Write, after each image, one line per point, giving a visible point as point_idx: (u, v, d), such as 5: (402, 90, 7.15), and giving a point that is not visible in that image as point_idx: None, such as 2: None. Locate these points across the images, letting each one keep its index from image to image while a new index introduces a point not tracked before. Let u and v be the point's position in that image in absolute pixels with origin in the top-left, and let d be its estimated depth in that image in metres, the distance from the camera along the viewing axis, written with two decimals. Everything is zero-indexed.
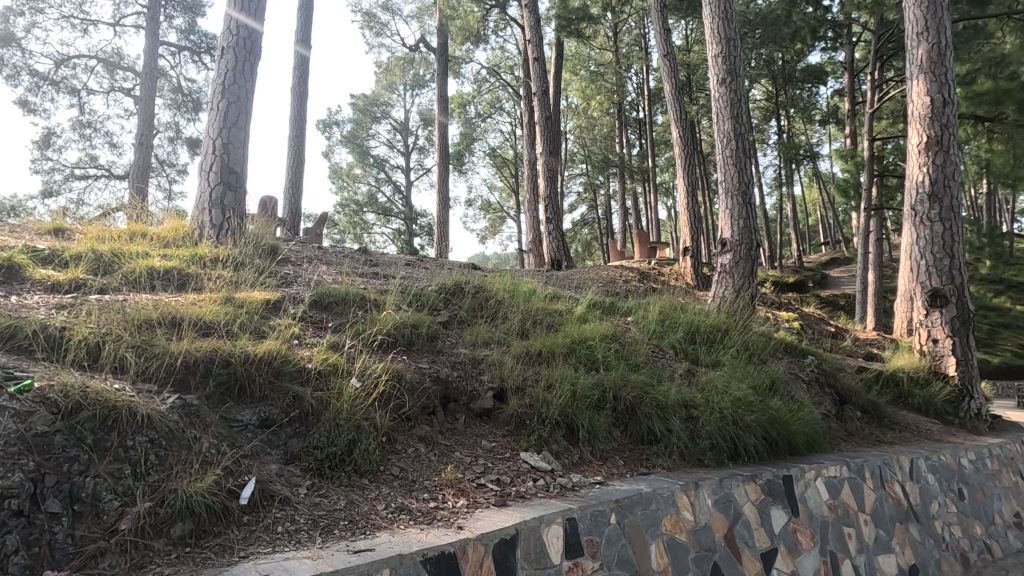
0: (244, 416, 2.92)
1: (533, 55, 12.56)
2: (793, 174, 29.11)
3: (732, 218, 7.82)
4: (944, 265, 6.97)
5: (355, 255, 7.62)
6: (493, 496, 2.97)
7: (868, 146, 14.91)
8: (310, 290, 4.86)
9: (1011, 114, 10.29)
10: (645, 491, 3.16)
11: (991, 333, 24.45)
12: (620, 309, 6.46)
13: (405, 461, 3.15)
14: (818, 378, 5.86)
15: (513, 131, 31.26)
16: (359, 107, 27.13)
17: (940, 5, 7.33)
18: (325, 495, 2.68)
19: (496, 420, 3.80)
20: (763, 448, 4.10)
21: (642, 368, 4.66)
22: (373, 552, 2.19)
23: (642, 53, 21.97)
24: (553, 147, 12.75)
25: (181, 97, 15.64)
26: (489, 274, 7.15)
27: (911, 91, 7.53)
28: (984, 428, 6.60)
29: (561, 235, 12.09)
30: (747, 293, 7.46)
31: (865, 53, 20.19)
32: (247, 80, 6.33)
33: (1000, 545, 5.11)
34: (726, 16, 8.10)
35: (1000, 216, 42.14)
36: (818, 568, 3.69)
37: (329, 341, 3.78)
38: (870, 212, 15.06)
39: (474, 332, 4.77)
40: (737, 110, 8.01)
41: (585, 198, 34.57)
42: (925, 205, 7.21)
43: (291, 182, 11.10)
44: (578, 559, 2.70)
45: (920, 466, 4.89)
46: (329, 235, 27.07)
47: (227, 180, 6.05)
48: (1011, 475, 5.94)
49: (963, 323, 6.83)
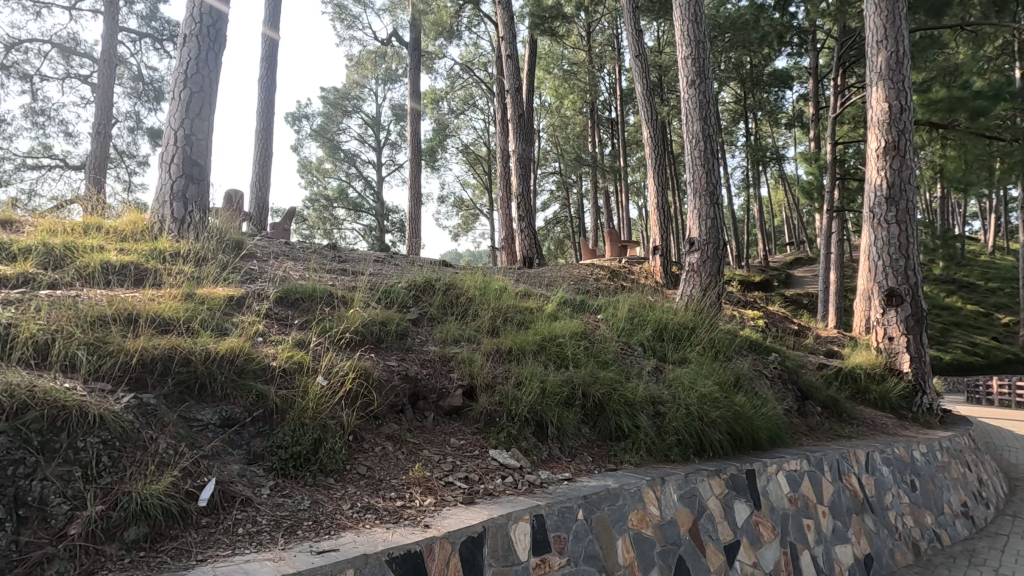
0: (204, 415, 2.84)
1: (507, 52, 12.54)
2: (760, 176, 29.83)
3: (700, 218, 7.96)
4: (900, 265, 7.25)
5: (324, 251, 7.48)
6: (461, 494, 2.95)
7: (830, 151, 15.44)
8: (275, 287, 4.75)
9: (964, 121, 10.73)
10: (612, 488, 3.19)
11: (943, 331, 25.55)
12: (590, 306, 6.52)
13: (373, 459, 3.12)
14: (781, 374, 6.03)
15: (486, 128, 31.19)
16: (330, 100, 26.67)
17: (898, 14, 7.60)
18: (288, 495, 2.63)
19: (464, 418, 3.79)
20: (728, 444, 4.19)
21: (610, 365, 4.70)
22: (337, 552, 2.16)
23: (615, 53, 22.20)
24: (526, 145, 12.76)
25: (142, 86, 15.08)
26: (460, 272, 7.12)
27: (871, 97, 7.80)
28: (936, 422, 6.89)
29: (533, 233, 12.11)
30: (714, 292, 7.61)
31: (828, 59, 20.82)
32: (211, 69, 6.12)
33: (948, 533, 5.34)
34: (695, 18, 8.23)
35: (952, 220, 44.05)
36: (778, 559, 3.79)
37: (294, 339, 3.71)
38: (831, 214, 15.56)
39: (444, 330, 4.74)
40: (706, 111, 8.14)
41: (558, 197, 34.76)
42: (882, 207, 7.47)
43: (257, 176, 10.82)
44: (545, 556, 2.71)
45: (876, 458, 5.08)
46: (297, 230, 26.51)
47: (189, 173, 5.87)
48: (959, 467, 6.21)
49: (916, 321, 7.12)
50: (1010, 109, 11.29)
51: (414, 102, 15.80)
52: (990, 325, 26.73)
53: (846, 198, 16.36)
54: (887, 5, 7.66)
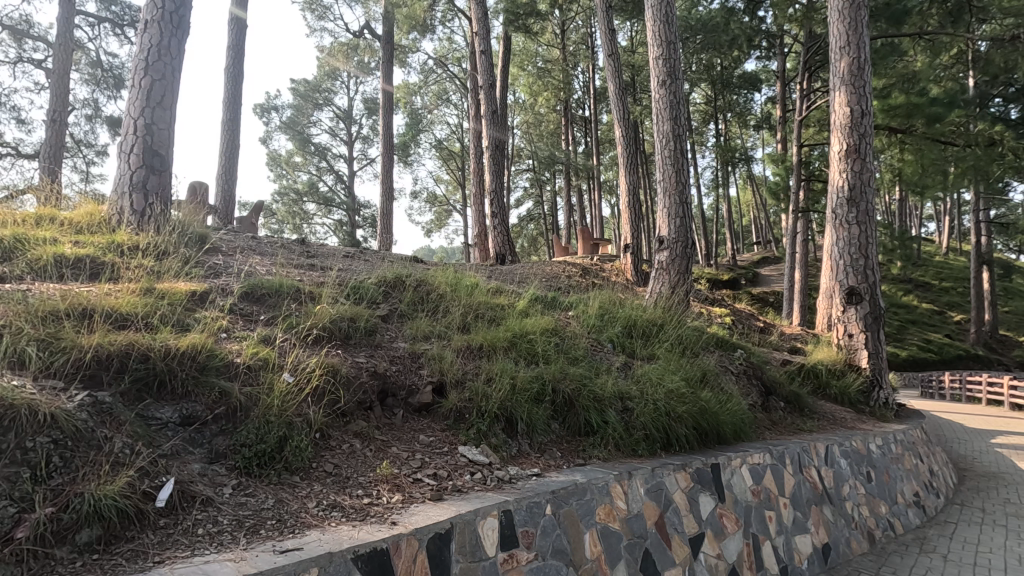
0: (164, 413, 2.77)
1: (480, 47, 12.49)
2: (728, 176, 30.50)
3: (669, 216, 8.10)
4: (859, 265, 7.52)
5: (292, 246, 7.35)
6: (429, 490, 2.94)
7: (796, 153, 15.92)
8: (240, 282, 4.64)
9: (920, 127, 11.15)
10: (580, 482, 3.23)
11: (900, 329, 26.54)
12: (561, 303, 6.57)
13: (340, 456, 3.08)
14: (746, 370, 6.18)
15: (460, 124, 31.07)
16: (301, 92, 26.08)
17: (860, 22, 7.83)
18: (252, 494, 2.57)
19: (434, 415, 3.78)
20: (694, 438, 4.28)
21: (580, 361, 4.74)
22: (301, 551, 2.12)
23: (589, 52, 22.40)
24: (499, 142, 12.75)
25: (101, 72, 14.51)
26: (432, 268, 7.09)
27: (834, 101, 8.03)
28: (891, 416, 7.16)
29: (506, 230, 12.09)
30: (683, 289, 7.76)
31: (795, 64, 21.33)
32: (174, 56, 5.91)
33: (901, 522, 5.56)
34: (667, 19, 8.31)
35: (909, 221, 45.75)
36: (740, 550, 3.89)
37: (259, 335, 3.64)
38: (797, 214, 15.98)
39: (414, 326, 4.71)
40: (676, 111, 8.27)
41: (532, 194, 34.93)
42: (844, 208, 7.73)
43: (224, 166, 10.53)
44: (512, 551, 2.73)
45: (834, 451, 5.25)
46: (265, 225, 25.94)
47: (150, 163, 5.68)
48: (912, 458, 6.48)
49: (874, 319, 7.39)
50: (963, 116, 11.78)
51: (386, 96, 15.60)
52: (943, 322, 27.92)
53: (811, 199, 16.81)
54: (851, 13, 7.89)
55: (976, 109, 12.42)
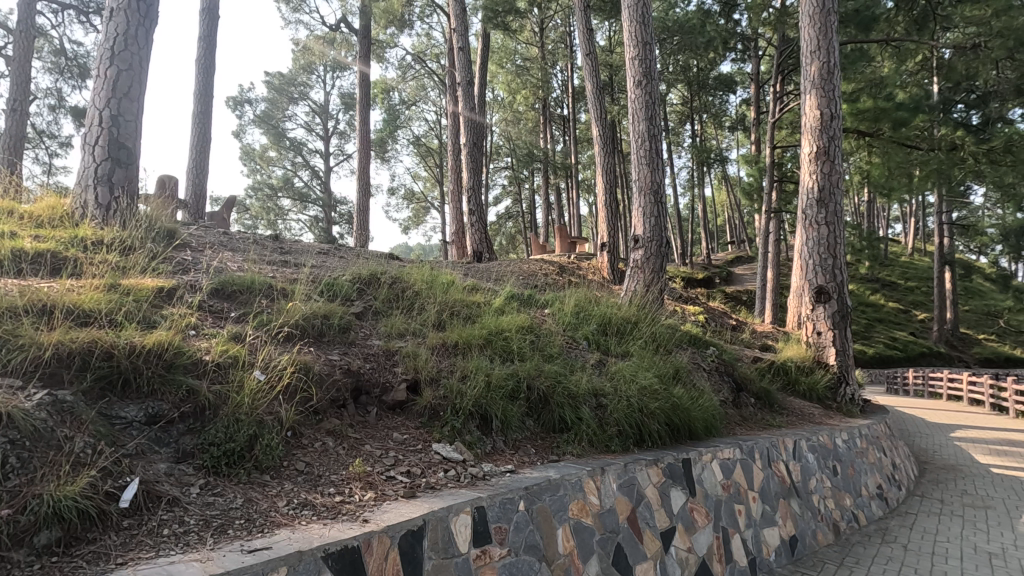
0: (128, 412, 2.70)
1: (458, 44, 12.43)
2: (703, 176, 30.97)
3: (644, 215, 8.20)
4: (828, 265, 7.72)
5: (265, 242, 7.23)
6: (402, 488, 2.93)
7: (769, 154, 16.26)
8: (210, 278, 4.55)
9: (887, 130, 11.48)
10: (553, 478, 3.25)
11: (868, 327, 27.32)
12: (537, 301, 6.60)
13: (312, 455, 3.05)
14: (718, 367, 6.30)
15: (438, 120, 30.93)
16: (275, 85, 25.60)
17: (830, 27, 8.02)
18: (220, 494, 2.53)
19: (408, 412, 3.76)
20: (666, 434, 4.35)
21: (555, 359, 4.77)
22: (269, 551, 2.10)
23: (567, 51, 22.51)
24: (478, 140, 12.72)
25: (64, 60, 14.00)
26: (408, 265, 7.05)
27: (805, 104, 8.21)
28: (857, 411, 7.37)
29: (483, 227, 12.07)
30: (657, 288, 7.86)
31: (768, 65, 21.72)
32: (142, 46, 5.74)
33: (865, 514, 5.74)
34: (643, 19, 8.38)
35: (876, 222, 47.06)
36: (710, 544, 3.97)
37: (229, 332, 3.57)
38: (769, 214, 16.32)
39: (389, 323, 4.68)
40: (652, 111, 8.37)
41: (510, 192, 35.00)
42: (814, 209, 7.92)
43: (195, 161, 10.29)
44: (485, 547, 2.74)
45: (802, 446, 5.37)
46: (239, 220, 25.43)
47: (116, 156, 5.53)
48: (876, 452, 6.68)
49: (842, 317, 7.60)
50: (927, 120, 12.18)
51: (363, 91, 15.41)
52: (909, 321, 28.83)
53: (783, 200, 17.17)
54: (821, 18, 8.08)
55: (939, 114, 12.85)
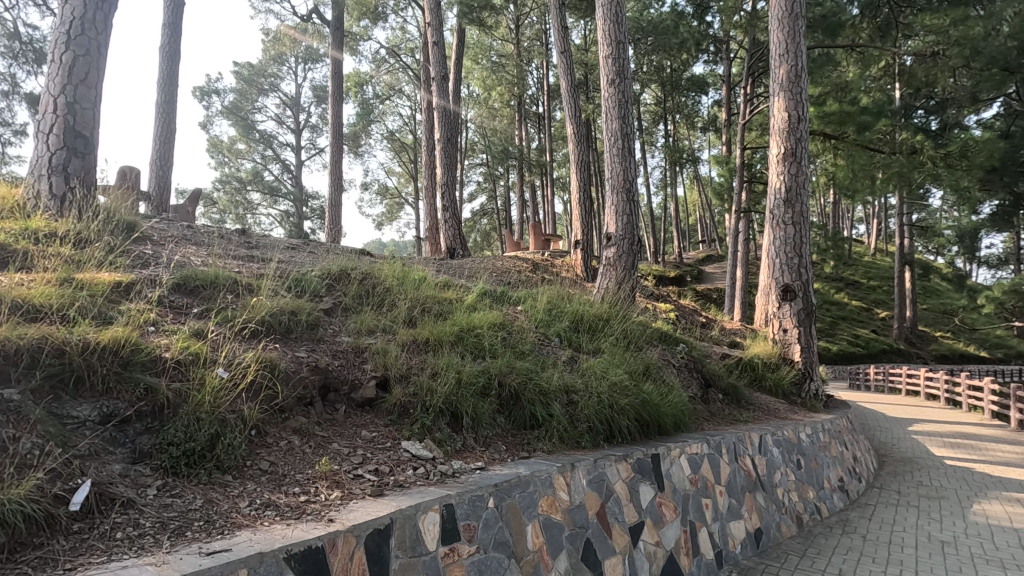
0: (80, 412, 2.60)
1: (433, 38, 12.32)
2: (676, 176, 31.41)
3: (616, 213, 8.26)
4: (794, 264, 7.90)
5: (231, 236, 7.05)
6: (369, 486, 2.89)
7: (739, 155, 16.59)
8: (172, 272, 4.42)
9: (852, 134, 11.81)
10: (523, 474, 3.24)
11: (832, 324, 28.11)
12: (510, 297, 6.59)
13: (276, 454, 2.98)
14: (687, 363, 6.40)
15: (413, 115, 30.65)
16: (244, 76, 24.91)
17: (798, 31, 8.18)
18: (178, 495, 2.46)
19: (378, 410, 3.71)
20: (636, 429, 4.40)
21: (527, 355, 4.77)
22: (228, 552, 2.04)
23: (543, 49, 22.54)
24: (452, 136, 12.63)
25: (18, 45, 13.36)
26: (379, 261, 6.96)
27: (774, 106, 8.38)
28: (820, 406, 7.59)
29: (457, 224, 12.00)
30: (628, 285, 7.94)
31: (740, 67, 22.10)
32: (100, 31, 5.50)
33: (827, 506, 5.91)
34: (616, 18, 8.42)
35: (841, 223, 48.45)
36: (678, 538, 4.03)
37: (191, 328, 3.46)
38: (739, 214, 16.63)
39: (358, 320, 4.61)
40: (625, 110, 8.43)
41: (485, 188, 34.93)
42: (781, 209, 8.10)
43: (159, 152, 9.95)
44: (454, 544, 2.72)
45: (768, 441, 5.48)
46: (206, 214, 24.75)
47: (72, 145, 5.32)
48: (838, 446, 6.88)
49: (806, 315, 7.81)
50: (889, 125, 12.53)
51: (335, 84, 15.13)
52: (871, 319, 29.82)
53: (753, 200, 17.52)
54: (789, 22, 8.24)
55: (900, 119, 13.30)
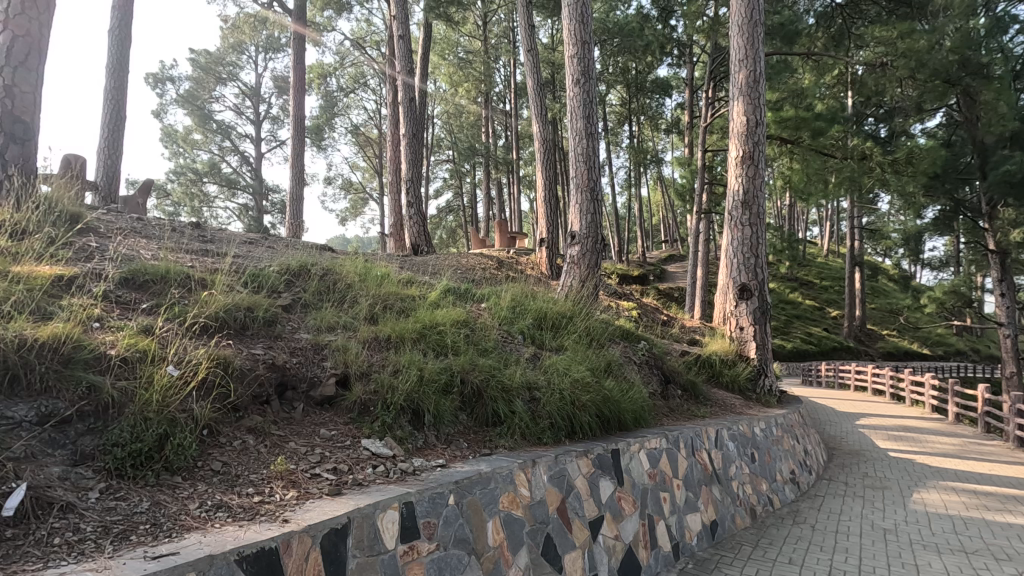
0: (16, 412, 2.47)
1: (399, 31, 12.15)
2: (640, 176, 31.92)
3: (581, 212, 8.35)
4: (750, 264, 8.16)
5: (185, 229, 6.79)
6: (328, 485, 2.83)
7: (700, 157, 16.98)
8: (119, 266, 4.23)
9: (806, 139, 12.25)
10: (483, 472, 3.24)
11: (787, 323, 29.13)
12: (474, 295, 6.58)
13: (229, 455, 2.90)
14: (648, 360, 6.53)
15: (378, 110, 30.23)
16: (201, 64, 23.98)
17: (757, 37, 8.41)
18: (124, 498, 2.36)
19: (337, 408, 3.65)
20: (596, 425, 4.47)
21: (490, 353, 4.77)
22: (176, 556, 1.97)
23: (510, 47, 22.59)
24: (417, 132, 12.51)
25: None
26: (341, 257, 6.85)
27: (733, 110, 8.61)
28: (775, 401, 7.84)
29: (422, 220, 11.87)
30: (592, 283, 8.03)
31: (702, 71, 22.60)
32: (41, 11, 5.20)
33: (779, 497, 6.13)
34: (582, 18, 8.48)
35: (796, 224, 50.32)
36: (637, 531, 4.11)
37: (139, 325, 3.33)
38: (700, 215, 17.03)
39: (319, 317, 4.51)
40: (590, 110, 8.53)
41: (452, 185, 34.75)
42: (739, 211, 8.35)
43: (108, 139, 9.50)
44: (413, 542, 2.70)
45: (724, 435, 5.63)
46: (159, 206, 23.77)
47: (9, 131, 5.04)
48: (790, 440, 7.13)
49: (762, 313, 8.06)
50: (843, 131, 12.91)
51: (297, 76, 14.76)
52: (823, 317, 31.01)
53: (713, 202, 17.98)
54: (749, 28, 8.45)
55: (853, 125, 13.83)
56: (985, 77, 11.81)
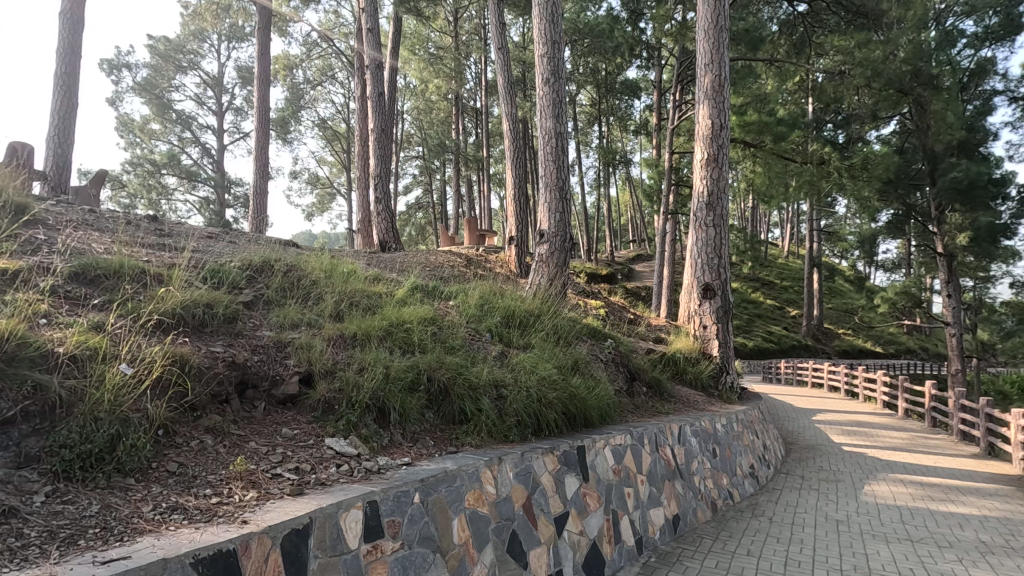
0: None
1: (367, 24, 11.96)
2: (609, 176, 32.29)
3: (549, 211, 8.40)
4: (714, 264, 8.36)
5: (141, 222, 6.55)
6: (289, 485, 2.78)
7: (668, 159, 17.27)
8: (68, 260, 4.06)
9: (769, 143, 12.62)
10: (449, 469, 3.23)
11: (749, 321, 29.94)
12: (442, 292, 6.55)
13: (186, 455, 2.81)
14: (614, 358, 6.62)
15: (346, 103, 29.73)
16: (159, 51, 23.11)
17: (722, 42, 8.60)
18: (71, 501, 2.27)
19: (300, 407, 3.59)
20: (563, 422, 4.52)
21: (457, 351, 4.76)
22: (127, 560, 1.91)
23: (482, 45, 22.56)
24: (386, 127, 12.35)
25: None
26: (305, 253, 6.71)
27: (699, 113, 8.79)
28: (735, 398, 8.04)
29: (390, 217, 11.73)
30: (560, 281, 8.07)
31: (670, 74, 22.98)
32: None
33: (738, 491, 6.30)
34: (553, 18, 8.50)
35: (758, 226, 51.82)
36: (601, 526, 4.17)
37: (90, 321, 3.20)
38: (666, 216, 17.31)
39: (281, 314, 4.41)
40: (559, 109, 8.58)
41: (421, 181, 34.47)
42: (704, 212, 8.53)
43: (58, 126, 9.05)
44: (377, 542, 2.68)
45: (687, 431, 5.75)
46: (114, 198, 22.83)
47: None
48: (749, 435, 7.33)
49: (724, 312, 8.28)
50: (802, 135, 13.27)
51: (262, 66, 14.38)
52: (783, 317, 32.02)
53: (679, 203, 18.33)
54: (714, 33, 8.62)
55: (813, 131, 14.29)
56: (935, 88, 12.38)
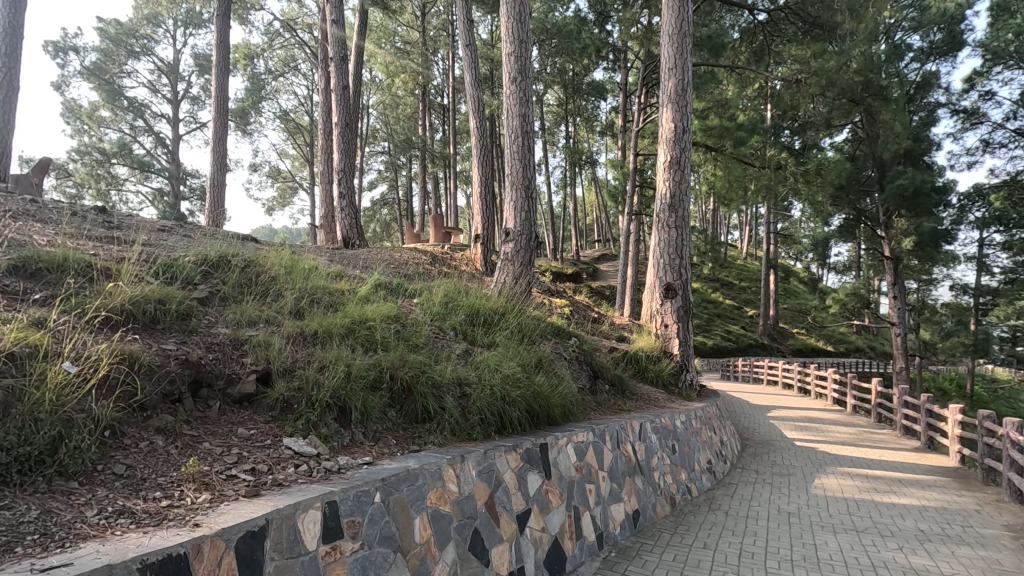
0: None
1: (332, 16, 11.70)
2: (575, 176, 32.55)
3: (515, 210, 8.42)
4: (675, 264, 8.54)
5: (87, 214, 6.24)
6: (244, 486, 2.70)
7: (632, 160, 17.53)
8: (5, 253, 3.83)
9: (729, 147, 12.98)
10: (411, 468, 3.20)
11: (708, 321, 30.73)
12: (406, 290, 6.47)
13: (135, 456, 2.71)
14: (577, 356, 6.70)
15: (309, 96, 29.04)
16: (110, 34, 22.03)
17: (685, 48, 8.78)
18: (7, 507, 2.15)
19: (257, 406, 3.50)
20: (526, 420, 4.54)
21: (421, 349, 4.71)
22: (68, 567, 1.82)
23: (449, 41, 22.35)
24: (350, 121, 12.12)
25: None
26: (264, 248, 6.51)
27: (662, 116, 8.96)
28: (694, 395, 8.24)
29: (354, 213, 11.52)
30: (525, 280, 8.08)
31: (635, 77, 23.36)
32: None
33: (696, 486, 6.47)
34: (521, 17, 8.50)
35: (718, 228, 53.21)
36: (562, 522, 4.22)
37: (29, 317, 3.03)
38: (631, 217, 17.56)
39: (238, 310, 4.28)
40: (525, 109, 8.61)
41: (386, 177, 33.98)
42: (666, 213, 8.70)
43: None
44: (336, 542, 2.64)
45: (648, 428, 5.87)
46: (59, 188, 21.67)
47: None
48: (708, 431, 7.53)
49: (684, 311, 8.48)
50: (761, 140, 13.70)
51: (220, 54, 13.88)
52: (741, 316, 32.98)
53: (643, 204, 18.66)
54: (678, 38, 8.81)
55: (771, 137, 14.76)
56: (884, 98, 12.97)
